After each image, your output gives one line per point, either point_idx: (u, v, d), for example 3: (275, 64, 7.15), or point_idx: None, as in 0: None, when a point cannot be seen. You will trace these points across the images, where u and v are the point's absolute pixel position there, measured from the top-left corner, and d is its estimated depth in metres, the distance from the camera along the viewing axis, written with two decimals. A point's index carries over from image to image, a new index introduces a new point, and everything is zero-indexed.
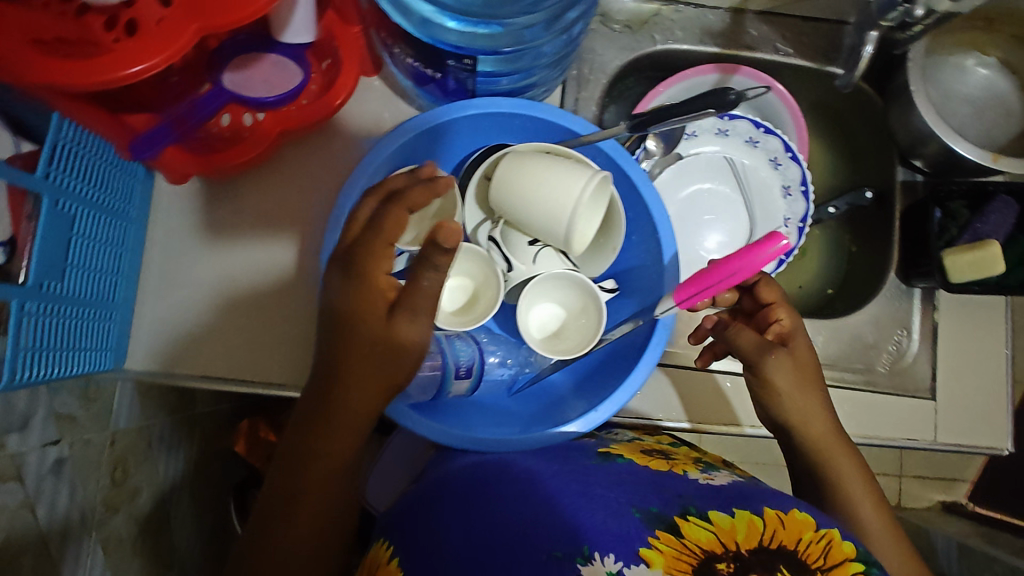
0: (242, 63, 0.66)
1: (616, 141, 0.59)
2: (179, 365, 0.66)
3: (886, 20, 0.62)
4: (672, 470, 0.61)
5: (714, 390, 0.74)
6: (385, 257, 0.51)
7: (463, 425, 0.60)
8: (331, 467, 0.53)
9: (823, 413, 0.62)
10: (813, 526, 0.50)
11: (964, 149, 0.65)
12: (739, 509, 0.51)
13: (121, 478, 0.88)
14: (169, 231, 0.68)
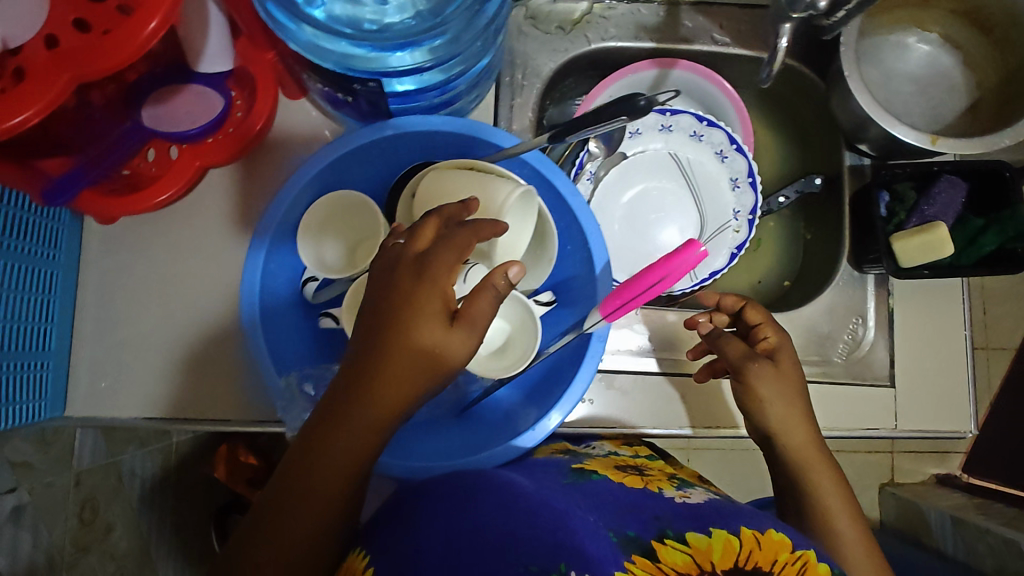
0: (162, 96, 0.64)
1: (541, 151, 0.58)
2: (121, 408, 0.65)
3: (797, 13, 0.57)
4: (646, 487, 0.60)
5: (680, 394, 0.72)
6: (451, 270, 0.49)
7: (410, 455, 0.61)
8: (336, 479, 0.51)
9: (772, 413, 0.61)
10: (789, 546, 0.50)
11: (903, 133, 0.63)
12: (715, 528, 0.50)
13: (90, 517, 0.89)
14: (103, 272, 0.67)
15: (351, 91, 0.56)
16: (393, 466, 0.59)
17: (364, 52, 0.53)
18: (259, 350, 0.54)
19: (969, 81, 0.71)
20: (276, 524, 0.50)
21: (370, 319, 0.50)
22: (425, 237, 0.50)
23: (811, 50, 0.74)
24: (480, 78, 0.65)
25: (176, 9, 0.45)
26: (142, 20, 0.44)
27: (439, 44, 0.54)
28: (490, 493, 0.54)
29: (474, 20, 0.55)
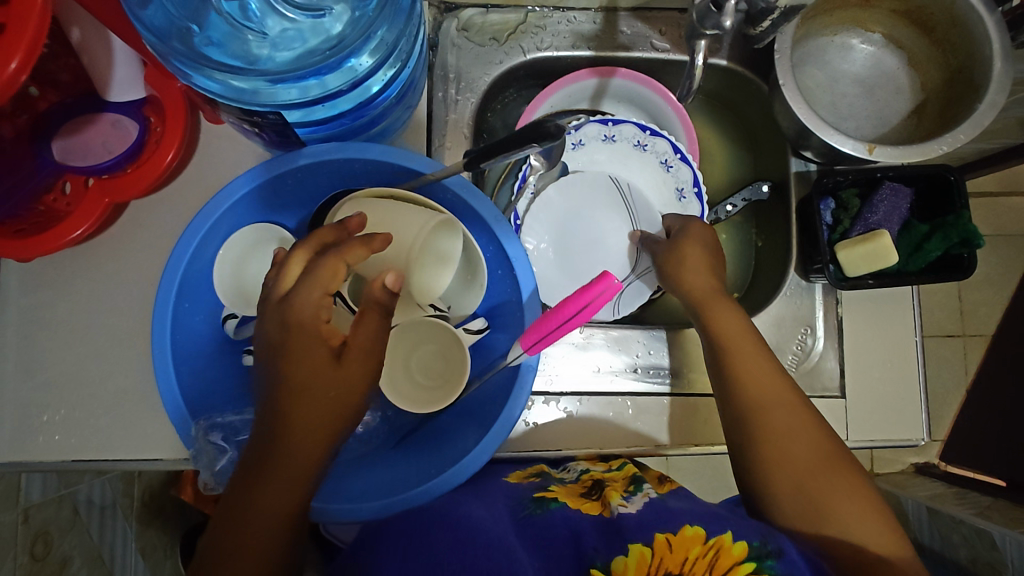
0: (75, 127, 0.62)
1: (464, 176, 0.56)
2: (47, 453, 0.63)
3: (708, 31, 0.53)
4: (600, 512, 0.57)
5: (644, 408, 0.69)
6: (324, 306, 0.50)
7: (362, 488, 0.56)
8: (278, 526, 0.47)
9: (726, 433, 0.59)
10: (702, 538, 0.51)
11: (839, 142, 0.61)
12: (630, 543, 0.51)
13: (43, 552, 0.87)
14: (24, 311, 0.65)
15: (255, 123, 0.53)
16: (332, 510, 0.54)
17: (306, 83, 0.52)
18: (177, 403, 0.53)
19: (914, 83, 0.70)
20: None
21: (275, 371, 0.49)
22: (292, 275, 0.51)
23: (750, 57, 0.71)
24: (412, 87, 0.62)
25: (42, 44, 0.42)
26: (0, 60, 0.41)
27: (379, 40, 0.52)
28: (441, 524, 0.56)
29: (398, 10, 0.53)
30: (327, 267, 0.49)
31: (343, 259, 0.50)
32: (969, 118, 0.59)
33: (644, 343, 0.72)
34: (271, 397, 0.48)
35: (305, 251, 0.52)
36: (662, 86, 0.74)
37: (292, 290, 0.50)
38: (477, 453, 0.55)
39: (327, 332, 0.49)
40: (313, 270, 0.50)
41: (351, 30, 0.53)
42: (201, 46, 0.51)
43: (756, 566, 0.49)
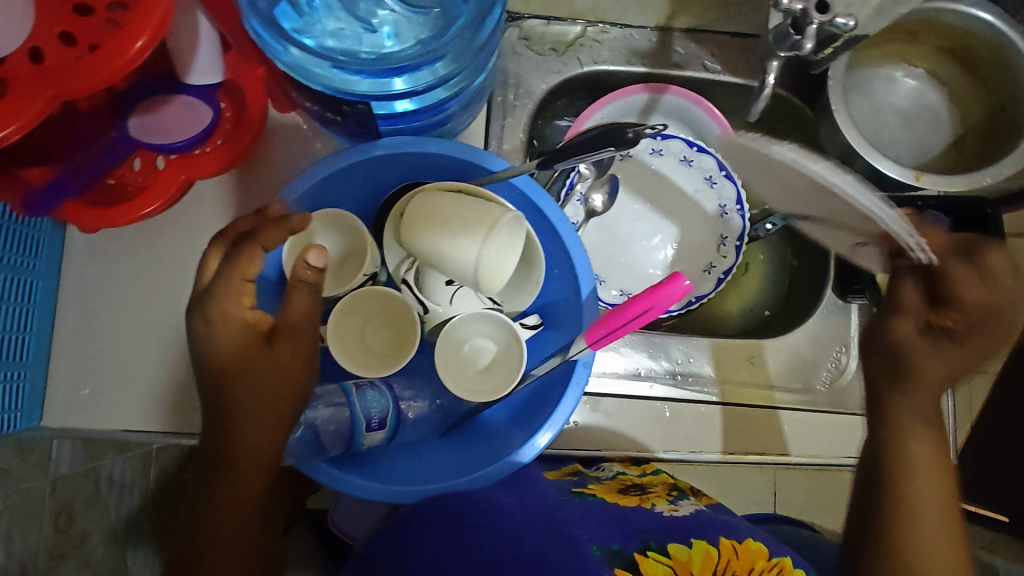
0: (151, 106, 0.64)
1: (531, 177, 0.58)
2: (98, 421, 0.64)
3: (783, 52, 0.55)
4: (640, 505, 0.60)
5: (685, 414, 0.71)
6: (244, 294, 0.52)
7: (396, 479, 0.56)
8: (245, 496, 0.53)
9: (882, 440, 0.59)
10: (766, 555, 0.54)
11: (887, 167, 0.64)
12: (696, 539, 0.53)
13: (66, 525, 0.87)
14: (83, 280, 0.66)
15: (341, 111, 0.56)
16: (369, 489, 0.54)
17: (358, 79, 0.53)
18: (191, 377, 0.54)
19: (954, 118, 0.73)
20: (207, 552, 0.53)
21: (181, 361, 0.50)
22: (211, 269, 0.54)
23: (802, 82, 0.74)
24: (465, 108, 0.64)
25: (164, 27, 0.45)
26: (128, 40, 0.43)
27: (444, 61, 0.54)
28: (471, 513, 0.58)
29: (473, 41, 0.55)
30: (245, 256, 0.51)
31: (259, 245, 0.52)
32: (1011, 154, 0.62)
33: (684, 350, 0.73)
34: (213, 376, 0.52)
35: (222, 245, 0.54)
36: (712, 106, 0.75)
37: (212, 282, 0.52)
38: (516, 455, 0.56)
39: (251, 318, 0.52)
40: (229, 261, 0.52)
41: (417, 49, 0.54)
42: (278, 11, 0.54)
43: None
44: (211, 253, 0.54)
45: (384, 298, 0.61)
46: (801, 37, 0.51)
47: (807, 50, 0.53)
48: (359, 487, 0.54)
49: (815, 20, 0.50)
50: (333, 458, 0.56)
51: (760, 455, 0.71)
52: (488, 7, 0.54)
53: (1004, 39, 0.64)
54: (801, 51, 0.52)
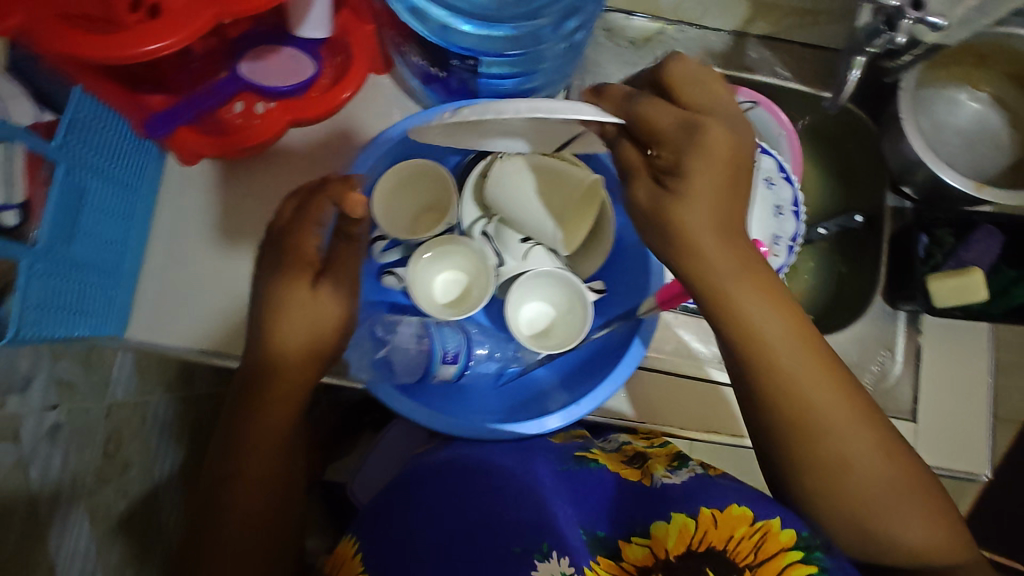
0: (260, 53, 0.67)
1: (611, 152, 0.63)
2: (178, 340, 0.67)
3: (873, 47, 0.57)
4: (640, 479, 0.59)
5: (694, 389, 0.73)
6: (312, 234, 0.53)
7: (448, 410, 0.61)
8: (283, 423, 0.57)
9: (799, 359, 0.50)
10: (749, 520, 0.51)
11: (950, 178, 0.68)
12: (675, 512, 0.53)
13: (113, 450, 0.91)
14: (177, 207, 0.69)
15: (446, 67, 0.59)
16: (431, 422, 0.58)
17: (437, 14, 0.57)
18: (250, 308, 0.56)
19: (1014, 143, 0.75)
20: (241, 463, 0.57)
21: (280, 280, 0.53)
22: (286, 214, 0.55)
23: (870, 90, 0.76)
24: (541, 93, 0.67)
25: None
26: None
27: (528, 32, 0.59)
28: (482, 471, 0.61)
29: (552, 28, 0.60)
30: (314, 205, 0.52)
31: (325, 195, 0.52)
32: None
33: None
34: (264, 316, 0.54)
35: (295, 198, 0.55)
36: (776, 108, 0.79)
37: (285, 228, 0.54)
38: (562, 415, 0.60)
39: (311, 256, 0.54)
40: (304, 209, 0.53)
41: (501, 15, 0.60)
42: None
43: (802, 556, 0.49)
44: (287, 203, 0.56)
45: (462, 249, 0.65)
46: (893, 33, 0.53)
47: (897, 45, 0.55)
48: (422, 415, 0.57)
49: (909, 17, 0.51)
50: (403, 385, 0.59)
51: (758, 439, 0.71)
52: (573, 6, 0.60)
53: None
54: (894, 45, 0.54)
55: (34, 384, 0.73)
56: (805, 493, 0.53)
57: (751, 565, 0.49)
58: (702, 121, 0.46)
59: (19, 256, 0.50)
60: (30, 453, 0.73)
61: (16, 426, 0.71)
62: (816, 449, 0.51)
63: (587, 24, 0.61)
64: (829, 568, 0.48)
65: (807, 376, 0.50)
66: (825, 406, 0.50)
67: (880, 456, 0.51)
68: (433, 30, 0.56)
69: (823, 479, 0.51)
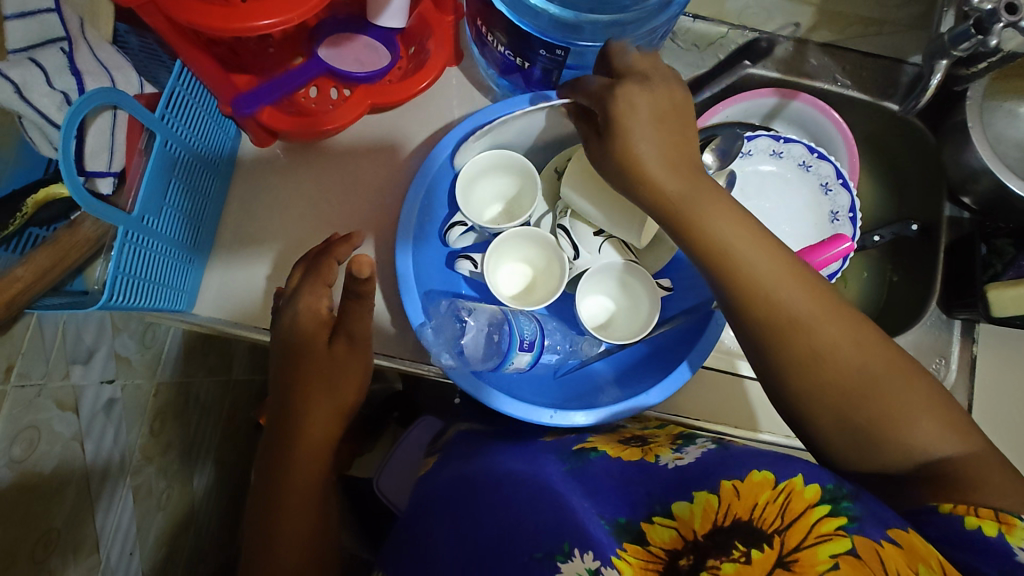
0: (336, 41, 0.69)
1: None
2: (246, 317, 0.68)
3: (958, 50, 0.60)
4: (643, 458, 0.59)
5: (714, 382, 0.74)
6: (322, 292, 0.60)
7: (508, 392, 0.61)
8: (326, 411, 0.61)
9: (790, 283, 0.47)
10: (772, 483, 0.45)
11: (1017, 186, 0.68)
12: (697, 491, 0.48)
13: (158, 429, 0.91)
14: (250, 187, 0.70)
15: (528, 57, 0.60)
16: (495, 403, 0.58)
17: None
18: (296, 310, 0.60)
19: None
20: (291, 466, 0.60)
21: (311, 298, 0.59)
22: (296, 278, 0.62)
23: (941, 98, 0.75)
24: None
25: None
26: None
27: (616, 24, 0.59)
28: (512, 482, 0.61)
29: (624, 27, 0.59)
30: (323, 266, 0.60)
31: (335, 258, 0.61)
32: None
33: None
34: (317, 313, 0.59)
35: (303, 265, 0.63)
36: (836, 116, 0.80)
37: (297, 287, 0.61)
38: (620, 407, 0.60)
39: (323, 314, 0.60)
40: (313, 270, 0.60)
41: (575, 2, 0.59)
42: None
43: (832, 511, 0.41)
44: (297, 270, 0.63)
45: (530, 238, 0.65)
46: (984, 37, 0.56)
47: (988, 46, 0.57)
48: (495, 399, 0.58)
49: (1003, 20, 0.55)
50: (479, 371, 0.60)
51: (782, 436, 0.71)
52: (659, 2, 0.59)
53: None
54: (984, 46, 0.57)
55: (96, 357, 0.73)
56: (802, 407, 0.47)
57: (779, 529, 0.41)
58: (620, 83, 0.50)
59: (119, 222, 0.51)
60: (87, 426, 0.73)
61: (76, 398, 0.71)
62: (788, 358, 0.46)
63: (658, 31, 0.61)
64: (857, 516, 0.40)
65: (790, 282, 0.47)
66: (795, 303, 0.46)
67: (856, 345, 0.46)
68: (523, 15, 0.57)
69: (812, 390, 0.46)
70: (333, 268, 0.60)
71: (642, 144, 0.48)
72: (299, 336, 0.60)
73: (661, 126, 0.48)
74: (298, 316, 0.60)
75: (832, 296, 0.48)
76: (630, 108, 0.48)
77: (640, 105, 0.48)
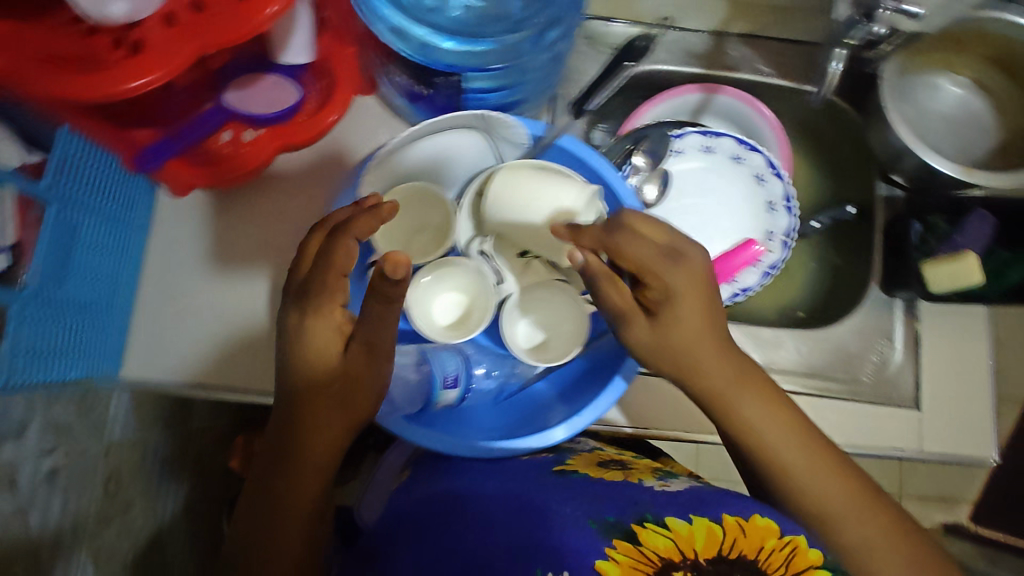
0: (243, 81, 0.66)
1: (575, 137, 0.61)
2: (178, 371, 0.67)
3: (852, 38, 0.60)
4: (626, 480, 0.60)
5: (665, 389, 0.73)
6: (337, 289, 0.53)
7: (461, 434, 0.61)
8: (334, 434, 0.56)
9: (798, 440, 0.56)
10: (776, 533, 0.48)
11: (939, 163, 0.68)
12: (697, 516, 0.50)
13: (113, 490, 0.88)
14: (169, 238, 0.69)
15: (431, 84, 0.59)
16: (434, 444, 0.57)
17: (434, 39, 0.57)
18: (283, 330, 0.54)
19: (998, 124, 0.76)
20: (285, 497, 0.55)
21: (327, 299, 0.52)
22: (309, 257, 0.55)
23: (854, 80, 0.77)
24: (524, 104, 0.68)
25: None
26: (264, 3, 0.47)
27: (536, 39, 0.60)
28: (470, 511, 0.59)
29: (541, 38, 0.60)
30: (340, 250, 0.51)
31: (353, 238, 0.52)
32: None
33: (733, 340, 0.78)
34: (332, 316, 0.53)
35: (322, 235, 0.55)
36: (769, 114, 0.80)
37: (308, 277, 0.53)
38: (562, 427, 0.59)
39: (339, 319, 0.53)
40: (327, 253, 0.52)
41: (486, 27, 0.60)
42: None
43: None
44: (312, 241, 0.55)
45: (458, 270, 0.63)
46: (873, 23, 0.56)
47: (878, 33, 0.58)
48: (431, 439, 0.58)
49: (886, 8, 0.55)
50: (411, 416, 0.59)
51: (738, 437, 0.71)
52: (555, 18, 0.60)
53: None
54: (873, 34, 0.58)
55: (29, 430, 0.70)
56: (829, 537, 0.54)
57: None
58: (681, 251, 0.55)
59: (9, 300, 0.49)
60: (27, 502, 0.70)
61: (11, 474, 0.68)
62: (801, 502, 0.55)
63: (569, 32, 0.62)
64: None
65: (809, 443, 0.57)
66: (792, 453, 0.56)
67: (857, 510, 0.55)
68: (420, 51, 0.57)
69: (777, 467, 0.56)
70: (348, 246, 0.52)
71: (681, 314, 0.55)
72: (320, 343, 0.53)
73: (700, 308, 0.55)
74: (313, 324, 0.53)
75: (795, 407, 0.58)
76: (683, 276, 0.54)
77: (676, 279, 0.54)
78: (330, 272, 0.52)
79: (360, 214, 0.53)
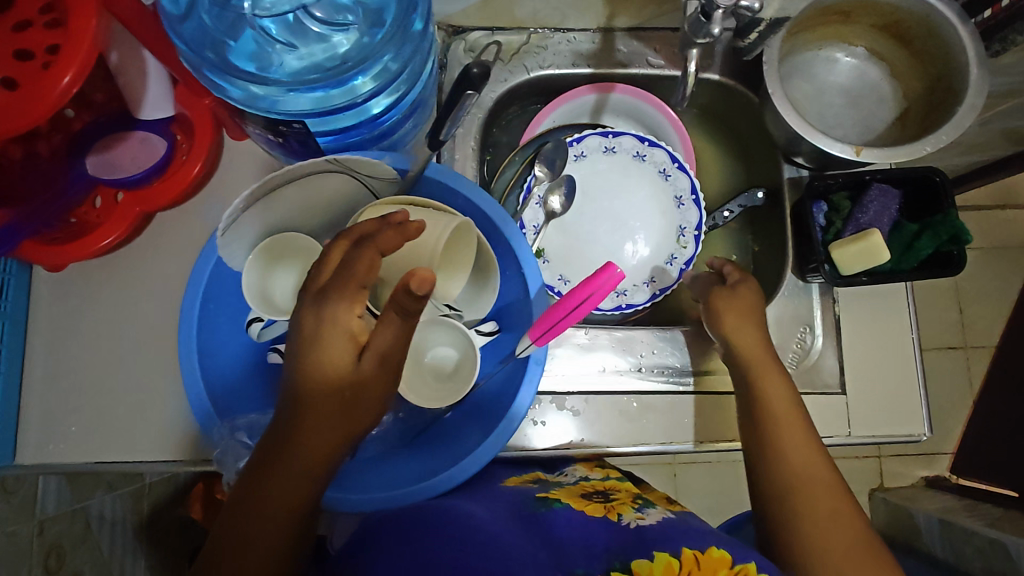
0: (106, 144, 0.65)
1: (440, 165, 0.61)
2: (73, 452, 0.65)
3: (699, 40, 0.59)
4: (606, 515, 0.56)
5: (592, 404, 0.70)
6: (358, 300, 0.50)
7: (389, 483, 0.60)
8: (326, 450, 0.51)
9: (825, 476, 0.58)
10: (728, 563, 0.47)
11: (828, 145, 0.65)
12: (657, 552, 0.48)
13: (55, 566, 0.87)
14: (52, 315, 0.67)
15: (280, 132, 0.57)
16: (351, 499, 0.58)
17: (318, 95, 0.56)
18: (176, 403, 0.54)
19: (897, 92, 0.74)
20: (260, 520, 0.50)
21: (346, 306, 0.50)
22: (332, 264, 0.52)
23: (742, 70, 0.75)
24: (422, 97, 0.65)
25: (93, 62, 0.47)
26: (56, 76, 0.45)
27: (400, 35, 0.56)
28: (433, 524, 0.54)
29: (405, 34, 0.56)
30: (362, 261, 0.49)
31: (378, 248, 0.49)
32: (951, 120, 0.62)
33: (648, 344, 0.73)
34: (342, 321, 0.50)
35: (346, 241, 0.53)
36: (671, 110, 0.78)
37: (328, 281, 0.51)
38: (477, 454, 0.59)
39: (357, 328, 0.50)
40: (349, 261, 0.50)
41: (346, 52, 0.56)
42: (232, 55, 0.55)
43: None
44: (335, 250, 0.53)
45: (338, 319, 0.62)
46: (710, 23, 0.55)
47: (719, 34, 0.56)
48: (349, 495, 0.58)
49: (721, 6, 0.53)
50: None
51: (665, 444, 0.70)
52: (410, 5, 0.56)
53: (934, 12, 0.64)
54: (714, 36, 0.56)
55: None
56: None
57: None
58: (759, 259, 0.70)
59: None
60: None
61: None
62: (804, 544, 0.54)
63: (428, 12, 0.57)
64: None
65: (839, 485, 0.58)
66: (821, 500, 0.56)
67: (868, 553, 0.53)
68: (268, 107, 0.55)
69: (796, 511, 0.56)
70: (377, 260, 0.50)
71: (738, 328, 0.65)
72: (333, 346, 0.50)
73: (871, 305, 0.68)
74: (328, 333, 0.50)
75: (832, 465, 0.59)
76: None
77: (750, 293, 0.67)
78: (341, 273, 0.50)
79: (387, 228, 0.52)
